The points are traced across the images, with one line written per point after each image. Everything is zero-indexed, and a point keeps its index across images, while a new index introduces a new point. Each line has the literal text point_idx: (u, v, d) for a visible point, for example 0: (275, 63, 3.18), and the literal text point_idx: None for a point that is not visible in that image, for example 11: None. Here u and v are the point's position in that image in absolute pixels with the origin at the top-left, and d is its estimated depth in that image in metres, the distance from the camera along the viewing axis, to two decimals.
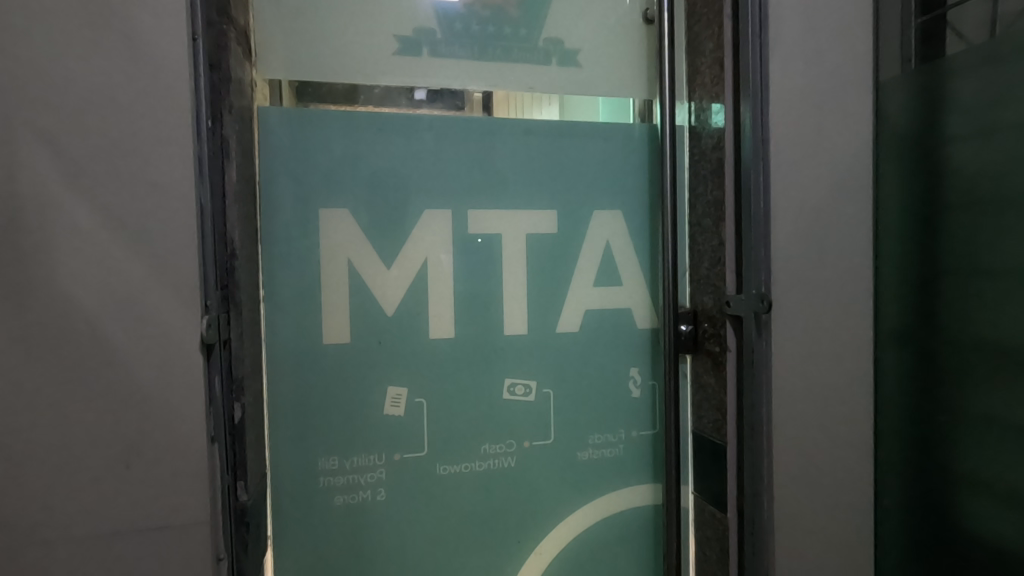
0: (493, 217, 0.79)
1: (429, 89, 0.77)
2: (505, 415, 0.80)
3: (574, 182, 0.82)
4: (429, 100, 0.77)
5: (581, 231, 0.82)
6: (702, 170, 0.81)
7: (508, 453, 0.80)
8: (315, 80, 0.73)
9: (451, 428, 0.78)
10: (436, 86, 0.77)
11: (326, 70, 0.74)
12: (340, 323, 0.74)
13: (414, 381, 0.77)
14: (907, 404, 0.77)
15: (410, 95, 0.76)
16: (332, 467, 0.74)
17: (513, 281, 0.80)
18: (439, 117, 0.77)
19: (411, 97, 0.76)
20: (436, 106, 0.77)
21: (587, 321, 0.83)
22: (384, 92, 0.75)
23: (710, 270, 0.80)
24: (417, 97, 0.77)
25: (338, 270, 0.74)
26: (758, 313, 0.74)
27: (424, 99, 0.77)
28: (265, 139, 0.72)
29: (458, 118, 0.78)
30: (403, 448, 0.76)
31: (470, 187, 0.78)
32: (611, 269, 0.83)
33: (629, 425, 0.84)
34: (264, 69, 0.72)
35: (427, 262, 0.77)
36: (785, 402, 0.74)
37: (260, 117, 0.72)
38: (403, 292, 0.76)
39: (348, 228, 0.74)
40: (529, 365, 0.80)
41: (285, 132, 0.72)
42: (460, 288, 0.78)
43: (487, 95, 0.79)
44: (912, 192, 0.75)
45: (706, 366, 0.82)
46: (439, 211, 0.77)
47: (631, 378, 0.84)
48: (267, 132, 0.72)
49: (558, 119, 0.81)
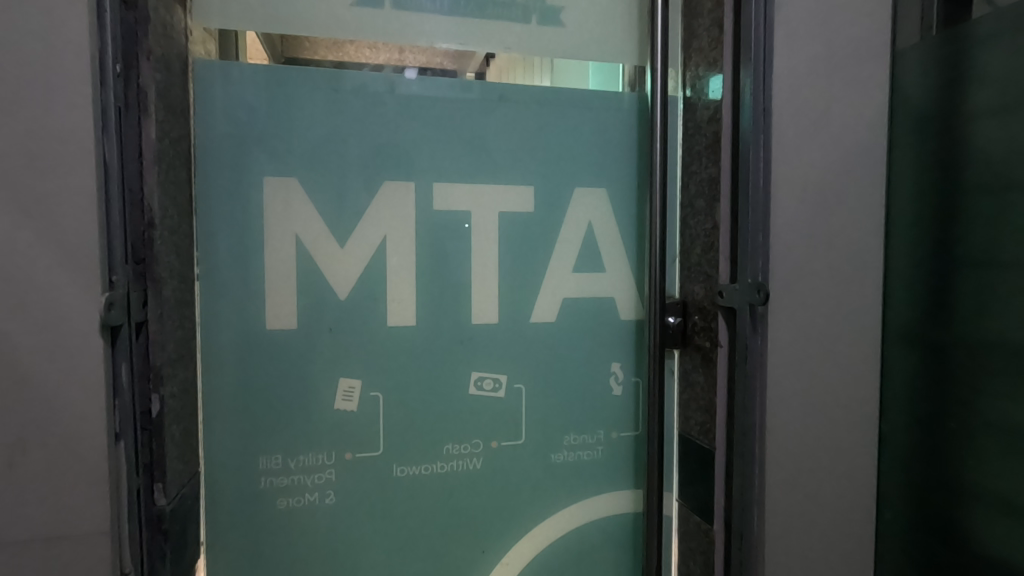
0: (461, 192, 0.71)
1: (421, 67, 0.70)
2: (471, 412, 0.72)
3: (555, 154, 0.74)
4: (420, 78, 0.69)
5: (559, 209, 0.74)
6: (696, 146, 0.73)
7: (474, 454, 0.72)
8: (303, 46, 0.67)
9: (410, 426, 0.70)
10: (429, 62, 0.70)
11: (284, 22, 0.66)
12: (286, 308, 0.66)
13: (368, 373, 0.69)
14: (913, 407, 0.69)
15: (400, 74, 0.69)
16: (273, 467, 0.67)
17: (483, 265, 0.72)
18: (433, 81, 0.70)
19: (391, 76, 0.68)
20: (432, 79, 0.70)
21: (565, 310, 0.75)
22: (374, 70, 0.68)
23: (703, 257, 0.72)
24: (408, 76, 0.69)
25: (284, 247, 0.66)
26: (753, 305, 0.65)
27: (414, 80, 0.69)
28: (222, 94, 0.64)
29: (456, 82, 0.70)
30: (355, 447, 0.69)
31: (437, 156, 0.70)
32: (592, 253, 0.75)
33: (610, 425, 0.77)
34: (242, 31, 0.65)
35: (386, 241, 0.69)
36: (784, 406, 0.66)
37: (222, 69, 0.64)
38: (358, 274, 0.68)
39: (297, 201, 0.66)
40: (499, 359, 0.73)
41: (252, 86, 0.65)
42: (421, 271, 0.70)
43: (480, 78, 0.71)
44: (926, 172, 0.68)
45: (696, 362, 0.74)
46: (399, 183, 0.69)
47: (612, 374, 0.77)
48: (227, 87, 0.64)
49: (550, 87, 0.73)
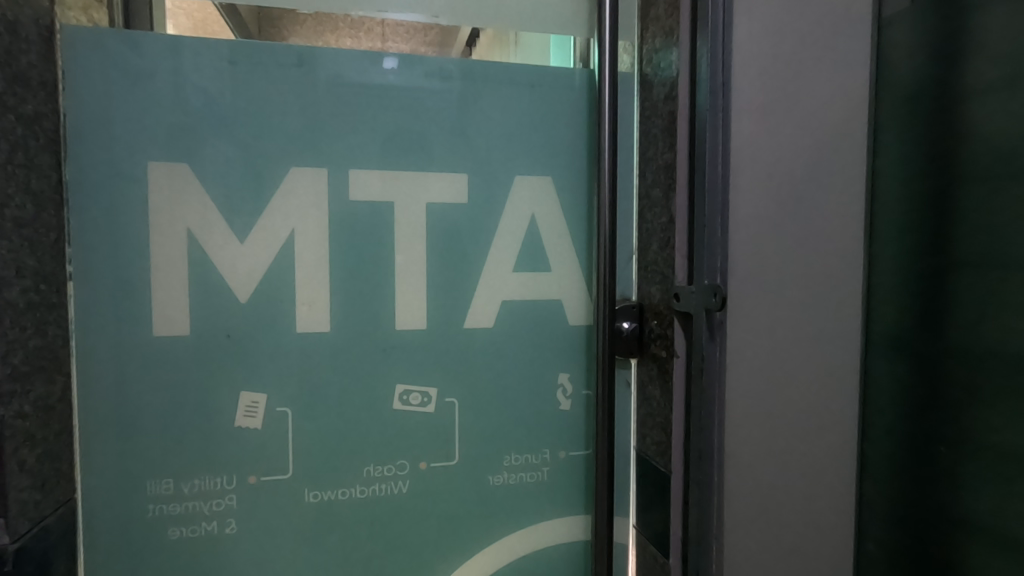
0: (383, 179, 0.62)
1: (400, 56, 0.62)
2: (395, 430, 0.64)
3: (493, 138, 0.65)
4: (399, 69, 0.62)
5: (498, 201, 0.66)
6: (652, 128, 0.65)
7: (399, 477, 0.64)
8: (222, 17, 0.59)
9: (324, 446, 0.62)
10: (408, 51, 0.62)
11: None
12: (177, 312, 0.58)
13: (274, 386, 0.61)
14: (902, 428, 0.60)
15: (377, 62, 0.62)
16: (164, 493, 0.59)
17: (408, 263, 0.64)
18: (413, 68, 0.62)
19: (300, 46, 0.60)
20: (413, 71, 0.63)
21: (504, 315, 0.66)
22: (348, 58, 0.61)
23: (660, 255, 0.64)
24: (385, 66, 0.62)
25: (173, 243, 0.58)
26: (710, 311, 0.56)
27: (393, 69, 0.62)
28: (158, 72, 0.57)
29: (436, 68, 0.63)
30: (261, 469, 0.61)
31: (355, 140, 0.62)
32: (536, 251, 0.67)
33: (556, 443, 0.69)
34: (204, 14, 0.61)
35: (295, 235, 0.60)
36: (750, 429, 0.57)
37: (151, 43, 0.56)
38: (261, 274, 0.60)
39: (190, 190, 0.58)
40: (427, 370, 0.64)
41: (196, 64, 0.57)
42: (337, 270, 0.62)
43: (463, 64, 0.64)
44: (918, 155, 0.58)
45: (652, 374, 0.66)
46: (309, 170, 0.61)
47: (559, 386, 0.68)
48: (165, 65, 0.57)
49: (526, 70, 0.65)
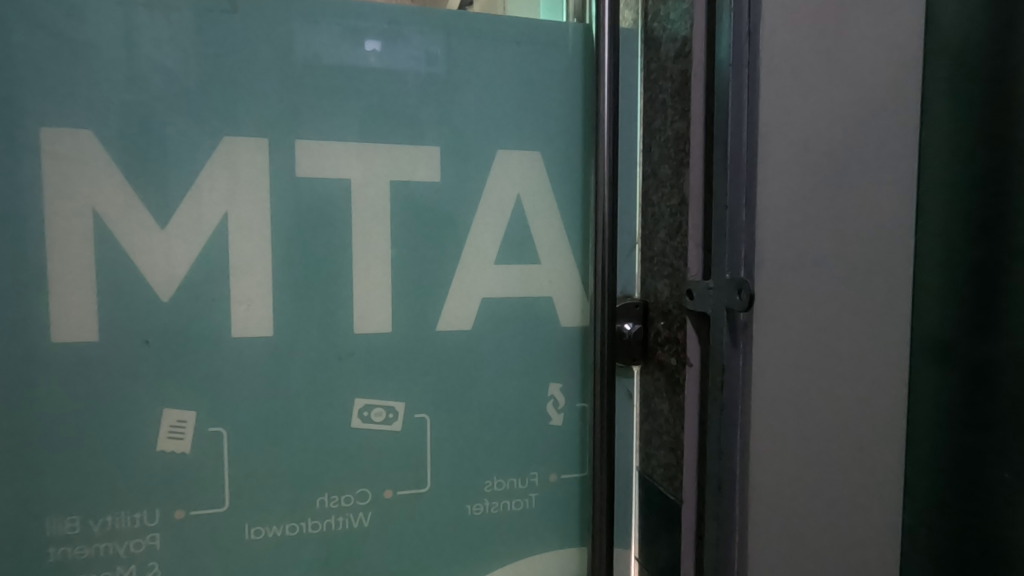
0: (337, 152, 0.52)
1: (383, 35, 0.53)
2: (354, 453, 0.54)
3: (470, 105, 0.55)
4: (384, 52, 0.53)
5: (477, 181, 0.55)
6: (659, 94, 0.55)
7: (359, 508, 0.54)
8: None
9: (267, 473, 0.52)
10: (390, 29, 0.53)
11: None
12: (82, 314, 0.47)
13: (205, 402, 0.50)
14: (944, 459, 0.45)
15: (355, 42, 0.52)
16: (68, 533, 0.48)
17: (369, 255, 0.53)
18: (398, 49, 0.53)
19: None
20: (401, 54, 0.53)
21: (484, 315, 0.56)
22: (323, 37, 0.51)
23: (668, 244, 0.54)
24: (367, 48, 0.52)
25: (76, 229, 0.47)
26: (733, 311, 0.47)
27: (376, 51, 0.52)
28: (54, 17, 0.46)
29: (422, 49, 0.53)
30: (188, 502, 0.51)
31: (302, 105, 0.51)
32: (522, 240, 0.57)
33: (546, 465, 0.59)
34: None
35: (228, 220, 0.50)
36: (783, 456, 0.46)
37: None
38: (187, 267, 0.49)
39: (97, 164, 0.47)
40: (391, 381, 0.54)
41: (101, 9, 0.47)
42: (282, 262, 0.51)
43: (451, 44, 0.54)
44: (974, 92, 0.42)
45: (658, 384, 0.56)
46: (246, 141, 0.50)
47: (550, 399, 0.58)
48: (64, 8, 0.46)
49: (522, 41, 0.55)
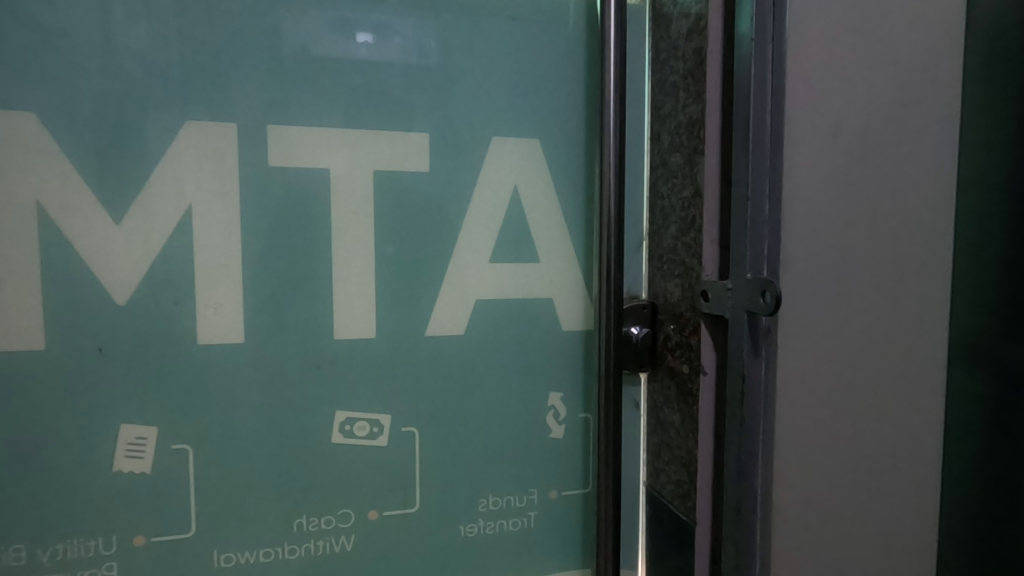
0: (314, 139, 0.47)
1: (375, 25, 0.48)
2: (335, 470, 0.49)
3: (462, 88, 0.50)
4: (376, 45, 0.48)
5: (470, 172, 0.50)
6: (670, 76, 0.50)
7: (341, 531, 0.49)
8: None
9: (238, 495, 0.47)
10: (381, 17, 0.48)
11: None
12: (27, 320, 0.42)
13: (167, 417, 0.45)
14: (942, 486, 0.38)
15: (345, 32, 0.47)
16: (14, 564, 0.43)
17: (351, 253, 0.48)
18: (392, 41, 0.48)
19: None
20: (394, 46, 0.48)
21: (478, 319, 0.51)
22: (309, 28, 0.46)
23: (680, 241, 0.49)
24: (358, 40, 0.47)
25: (18, 225, 0.42)
26: (754, 315, 0.42)
27: (368, 43, 0.47)
28: None
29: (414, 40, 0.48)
30: (150, 527, 0.46)
31: (275, 86, 0.46)
32: (520, 236, 0.52)
33: (545, 481, 0.54)
34: None
35: (192, 214, 0.45)
36: (810, 475, 0.42)
37: None
38: (147, 267, 0.44)
39: (41, 151, 0.42)
40: (376, 392, 0.49)
41: None
42: (253, 261, 0.46)
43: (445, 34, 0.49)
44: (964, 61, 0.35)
45: (669, 394, 0.51)
46: (211, 126, 0.45)
47: (550, 409, 0.54)
48: None
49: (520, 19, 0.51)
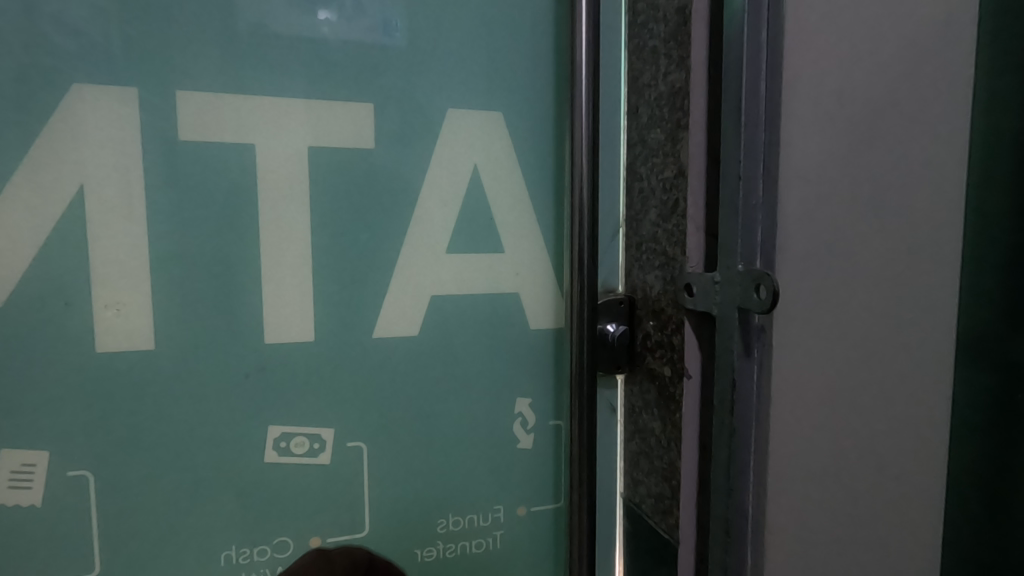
0: (234, 109, 0.40)
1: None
2: (268, 494, 0.43)
3: (412, 50, 0.43)
4: (339, 21, 0.41)
5: (422, 150, 0.44)
6: (650, 41, 0.44)
7: (277, 563, 0.43)
8: None
9: (152, 528, 0.40)
10: None
11: None
12: None
13: (61, 440, 0.38)
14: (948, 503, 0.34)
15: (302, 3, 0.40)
16: None
17: (283, 243, 0.41)
18: (356, 14, 0.41)
19: None
20: (360, 21, 0.42)
21: (433, 318, 0.45)
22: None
23: (660, 228, 0.44)
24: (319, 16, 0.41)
25: None
26: (747, 312, 0.36)
27: (330, 20, 0.41)
28: None
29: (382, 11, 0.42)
30: (43, 568, 0.39)
31: (184, 43, 0.38)
32: (481, 223, 0.46)
33: (512, 497, 0.48)
34: None
35: (84, 197, 0.38)
36: (808, 494, 0.37)
37: None
38: (28, 261, 0.37)
39: None
40: (315, 402, 0.43)
41: None
42: (162, 254, 0.39)
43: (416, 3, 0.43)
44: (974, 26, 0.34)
45: (648, 399, 0.46)
46: (104, 90, 0.37)
47: (517, 417, 0.48)
48: None
49: None
